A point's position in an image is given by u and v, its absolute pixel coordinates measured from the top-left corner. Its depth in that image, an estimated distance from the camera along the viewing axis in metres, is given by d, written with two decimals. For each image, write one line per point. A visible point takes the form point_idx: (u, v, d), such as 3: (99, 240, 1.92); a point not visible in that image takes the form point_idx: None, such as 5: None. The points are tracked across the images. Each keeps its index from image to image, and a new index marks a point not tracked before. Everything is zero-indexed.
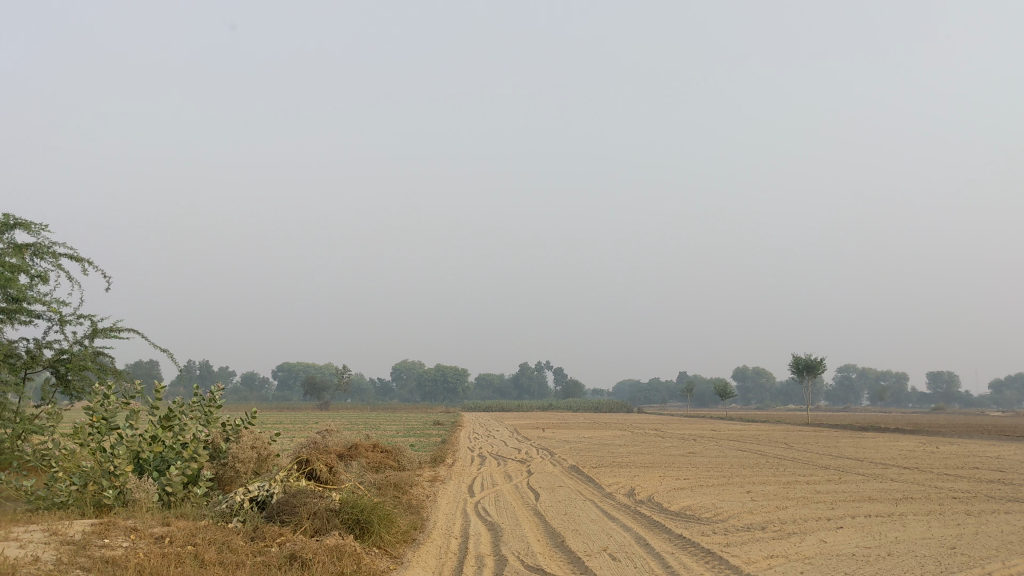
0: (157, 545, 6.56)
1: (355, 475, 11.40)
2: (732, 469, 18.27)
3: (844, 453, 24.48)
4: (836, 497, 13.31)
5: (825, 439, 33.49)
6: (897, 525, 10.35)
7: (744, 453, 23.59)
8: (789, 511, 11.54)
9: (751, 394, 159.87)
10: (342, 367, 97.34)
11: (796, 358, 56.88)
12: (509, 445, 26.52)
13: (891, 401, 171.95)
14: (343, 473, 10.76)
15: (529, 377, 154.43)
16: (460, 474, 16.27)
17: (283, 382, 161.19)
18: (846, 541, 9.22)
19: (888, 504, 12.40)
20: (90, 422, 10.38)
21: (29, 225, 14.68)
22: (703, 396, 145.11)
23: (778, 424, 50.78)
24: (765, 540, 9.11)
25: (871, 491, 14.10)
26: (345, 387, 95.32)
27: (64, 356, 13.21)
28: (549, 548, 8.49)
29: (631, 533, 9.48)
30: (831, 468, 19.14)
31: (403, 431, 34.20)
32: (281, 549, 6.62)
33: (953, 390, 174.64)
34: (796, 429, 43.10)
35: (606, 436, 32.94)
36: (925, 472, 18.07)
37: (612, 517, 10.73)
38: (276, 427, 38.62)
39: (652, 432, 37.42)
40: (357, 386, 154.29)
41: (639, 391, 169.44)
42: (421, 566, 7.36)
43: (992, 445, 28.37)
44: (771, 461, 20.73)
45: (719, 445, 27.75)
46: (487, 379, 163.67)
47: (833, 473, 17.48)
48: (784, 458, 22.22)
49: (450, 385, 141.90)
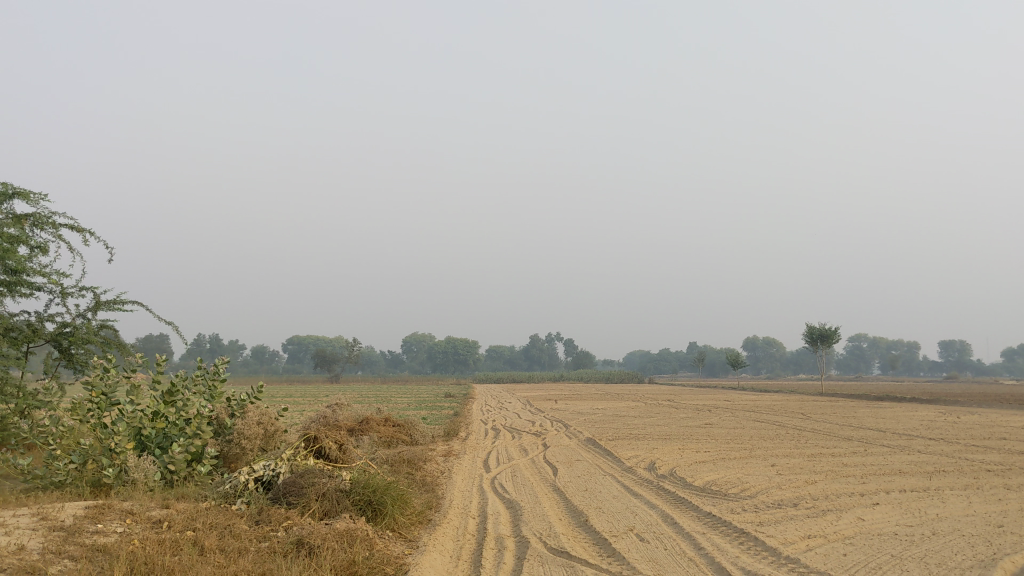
0: (154, 531, 6.10)
1: (366, 451, 10.97)
2: (752, 441, 17.79)
3: (866, 424, 23.95)
4: (866, 470, 12.81)
5: (842, 409, 32.96)
6: (937, 501, 9.84)
7: (762, 425, 23.09)
8: (820, 486, 11.04)
9: (763, 363, 159.49)
10: (353, 338, 97.15)
11: (811, 327, 56.34)
12: (523, 418, 26.14)
13: (903, 370, 171.26)
14: (355, 450, 10.32)
15: (539, 349, 154.22)
16: (474, 447, 15.83)
17: (294, 354, 161.46)
18: (885, 519, 8.71)
19: (921, 478, 11.89)
20: (89, 398, 9.98)
21: (28, 195, 14.21)
22: (714, 366, 144.75)
23: (792, 395, 50.31)
24: (800, 519, 8.60)
25: (901, 464, 13.58)
26: (356, 359, 95.19)
27: (66, 329, 12.76)
28: (572, 528, 7.99)
29: (657, 511, 9.00)
30: (855, 439, 18.64)
31: (414, 404, 33.82)
32: (288, 533, 6.15)
33: (965, 359, 173.84)
34: (811, 400, 42.59)
35: (619, 408, 32.51)
36: (952, 444, 17.56)
37: (635, 493, 10.26)
38: (287, 400, 38.31)
39: (666, 403, 36.98)
40: (368, 358, 154.28)
41: (650, 361, 169.11)
42: (438, 550, 6.88)
43: (1015, 415, 27.78)
44: (792, 433, 20.25)
45: (735, 416, 27.29)
46: (497, 350, 163.59)
47: (858, 445, 16.98)
48: (804, 429, 21.73)
49: (461, 357, 141.78)
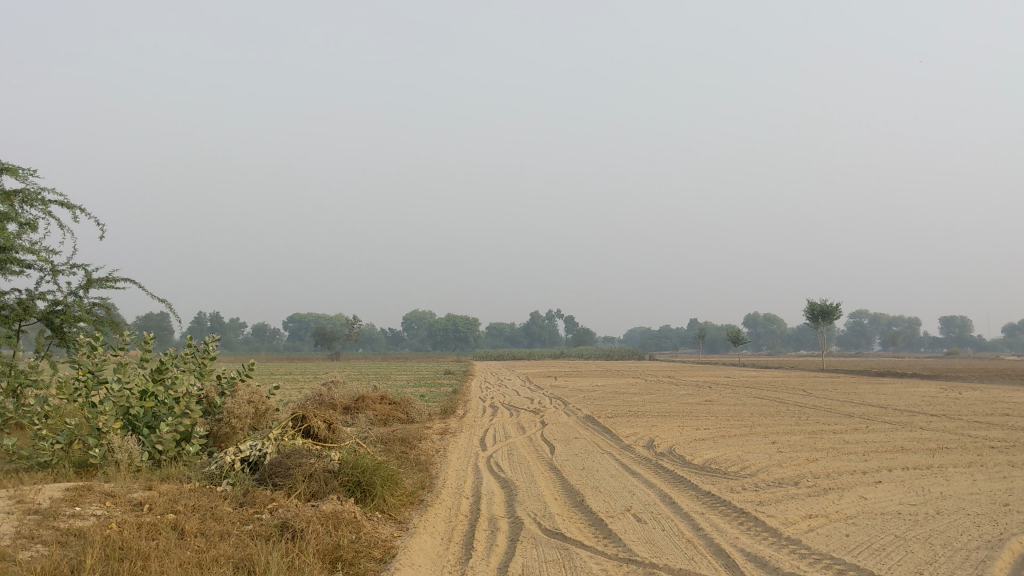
0: (134, 513, 5.90)
1: (359, 430, 10.78)
2: (753, 418, 17.60)
3: (867, 400, 23.79)
4: (867, 448, 12.62)
5: (843, 386, 32.79)
6: (940, 479, 9.65)
7: (763, 401, 22.92)
8: (821, 464, 10.85)
9: (763, 339, 159.52)
10: (354, 316, 97.09)
11: (811, 302, 56.14)
12: (522, 395, 25.95)
13: (904, 346, 171.21)
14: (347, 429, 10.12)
15: (539, 326, 154.15)
16: (471, 425, 15.66)
17: (295, 332, 161.47)
18: (888, 497, 8.52)
19: (924, 455, 11.69)
20: (76, 376, 9.76)
21: (16, 170, 13.95)
22: (715, 342, 144.70)
23: (792, 371, 50.18)
24: (801, 498, 8.40)
25: (903, 442, 13.39)
26: (356, 337, 95.13)
27: (57, 307, 12.51)
28: (567, 509, 7.80)
29: (655, 491, 8.80)
30: (856, 415, 18.46)
31: (414, 381, 33.71)
32: (273, 516, 5.96)
33: (966, 335, 173.75)
34: (812, 375, 42.43)
35: (619, 384, 32.34)
36: (954, 420, 17.37)
37: (633, 472, 10.07)
38: (286, 378, 38.15)
39: (666, 380, 36.88)
40: (368, 336, 154.31)
41: (650, 338, 169.12)
42: (429, 531, 6.69)
43: (1017, 391, 27.61)
44: (792, 409, 20.07)
45: (735, 393, 27.13)
46: (498, 327, 163.50)
47: (859, 422, 16.78)
48: (805, 405, 21.56)
49: (461, 334, 141.70)
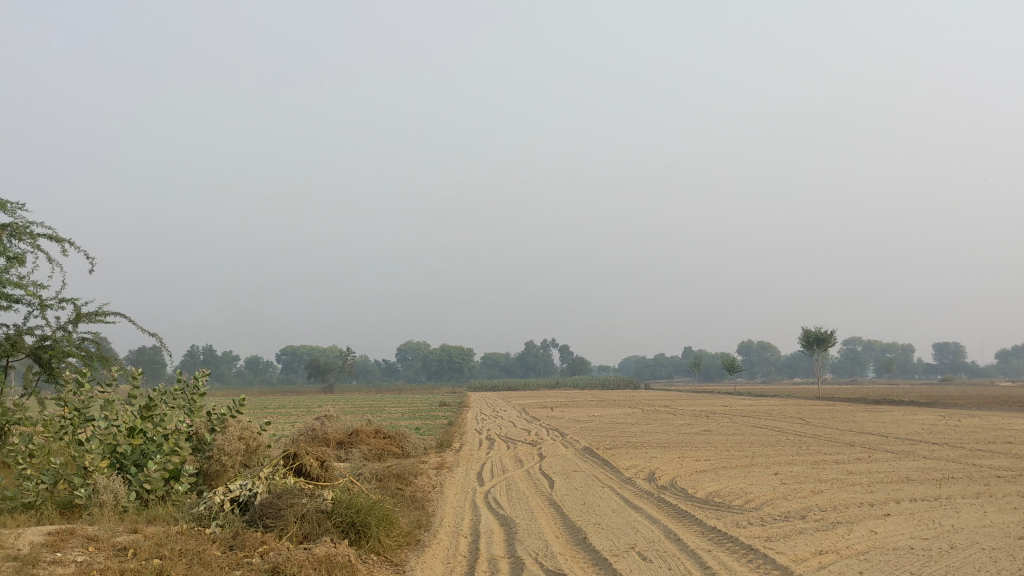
0: (117, 559, 5.64)
1: (353, 466, 10.53)
2: (753, 448, 17.37)
3: (866, 428, 23.56)
4: (872, 478, 12.38)
5: (841, 413, 32.56)
6: (950, 511, 9.42)
7: (762, 431, 22.66)
8: (827, 496, 10.61)
9: (758, 367, 159.30)
10: (347, 348, 96.64)
11: (806, 330, 56.04)
12: (518, 427, 25.64)
13: (898, 373, 171.11)
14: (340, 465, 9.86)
15: (534, 356, 153.70)
16: (467, 459, 15.38)
17: (288, 365, 160.74)
18: (898, 531, 8.28)
19: (931, 486, 11.46)
20: (61, 414, 9.49)
21: (5, 204, 13.74)
22: (710, 371, 144.41)
23: (789, 400, 49.93)
24: (810, 532, 8.16)
25: (908, 472, 13.16)
26: (350, 369, 94.66)
27: (45, 342, 12.25)
28: (569, 547, 7.55)
29: (659, 527, 8.55)
30: (857, 444, 18.23)
31: (409, 414, 33.42)
32: (264, 560, 5.71)
33: (960, 361, 173.80)
34: (809, 403, 42.21)
35: (616, 415, 32.07)
36: (957, 448, 17.14)
37: (635, 507, 9.81)
38: (280, 411, 37.78)
39: (663, 409, 36.64)
40: (362, 368, 153.70)
41: (645, 367, 168.78)
42: (426, 572, 6.45)
43: (1017, 417, 27.42)
44: (792, 439, 19.82)
45: (733, 422, 26.89)
46: (492, 358, 163.04)
47: (861, 451, 16.55)
48: (805, 435, 21.32)
49: (455, 366, 141.15)
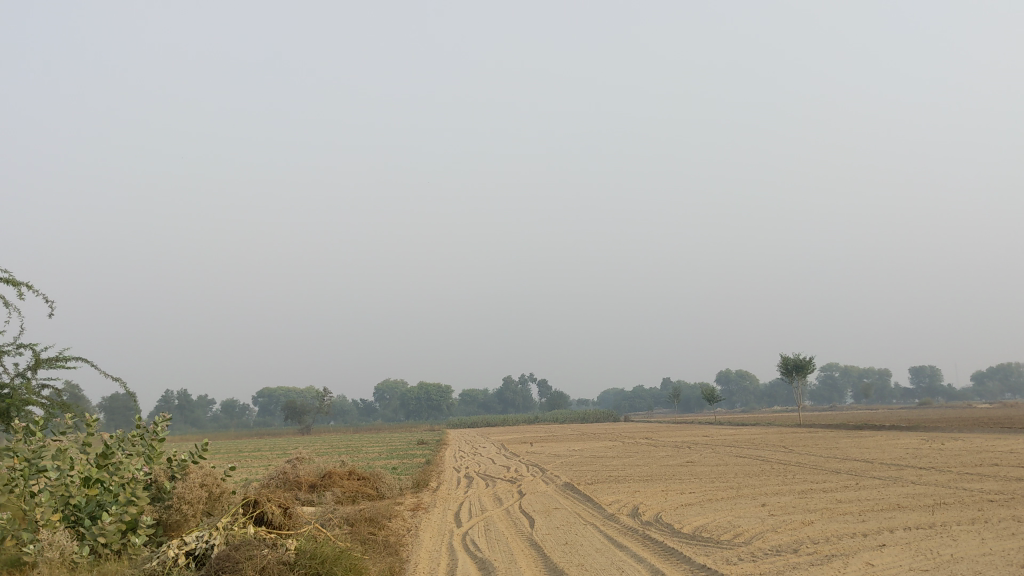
0: None
1: (322, 512, 10.05)
2: (737, 478, 17.01)
3: (850, 455, 23.27)
4: (861, 507, 12.03)
5: (824, 440, 32.29)
6: (947, 539, 9.08)
7: (745, 460, 22.30)
8: (818, 527, 10.24)
9: (737, 396, 159.39)
10: (324, 388, 95.63)
11: (785, 358, 55.91)
12: (497, 463, 25.12)
13: (877, 398, 171.65)
14: (308, 511, 9.38)
15: (513, 392, 152.82)
16: (445, 499, 14.88)
17: (265, 407, 158.90)
18: (897, 563, 7.92)
19: (924, 513, 11.12)
20: (11, 465, 8.93)
21: None
22: (690, 401, 144.21)
23: (770, 428, 49.63)
24: (805, 567, 7.76)
25: (898, 498, 12.83)
26: (328, 410, 93.58)
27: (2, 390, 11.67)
28: None
29: (645, 567, 8.12)
30: (843, 472, 17.90)
31: (386, 454, 32.81)
32: None
33: (936, 384, 174.83)
34: (791, 431, 41.97)
35: (596, 449, 31.65)
36: (944, 473, 16.86)
37: (620, 545, 9.38)
38: (254, 455, 36.89)
39: (643, 441, 36.25)
40: (339, 408, 152.16)
41: (625, 399, 168.32)
42: None
43: (1000, 438, 27.26)
44: (777, 468, 19.48)
45: (715, 452, 26.49)
46: (471, 394, 162.05)
47: (848, 479, 16.22)
48: (789, 463, 20.98)
49: (434, 403, 140.07)
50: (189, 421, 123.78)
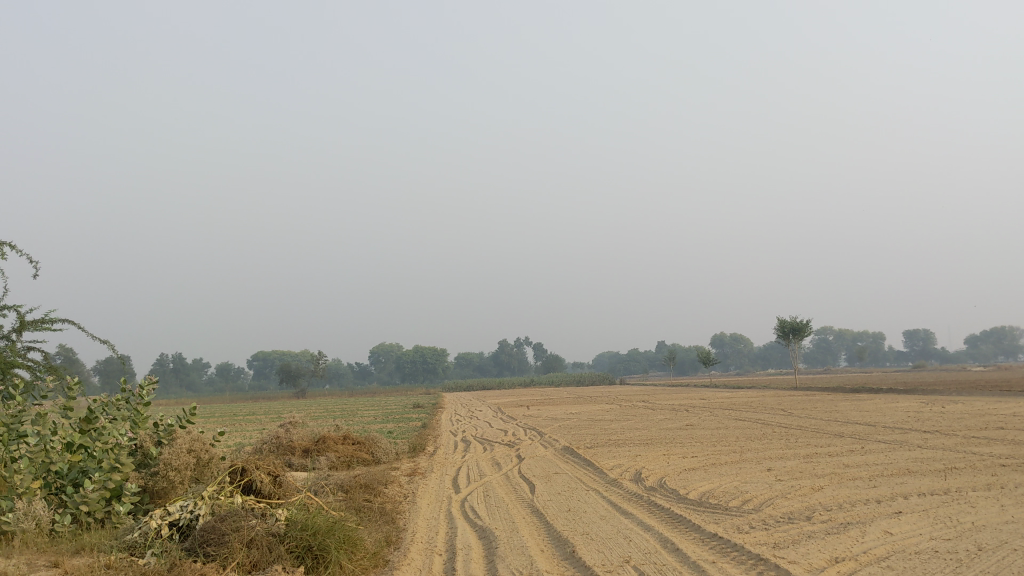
0: None
1: (314, 479, 9.66)
2: (739, 442, 16.70)
3: (850, 418, 22.98)
4: (871, 472, 11.69)
5: (822, 404, 31.97)
6: (964, 506, 8.74)
7: (745, 424, 22.00)
8: (828, 493, 9.90)
9: (731, 359, 159.75)
10: (318, 351, 95.29)
11: (782, 320, 55.60)
12: (494, 427, 24.79)
13: (871, 361, 172.09)
14: (299, 478, 8.99)
15: (508, 354, 152.81)
16: (442, 464, 14.52)
17: (260, 370, 158.74)
18: (917, 532, 7.56)
19: (936, 478, 10.79)
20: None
21: None
22: (685, 364, 144.36)
23: (767, 390, 49.45)
24: (822, 537, 7.39)
25: (907, 463, 12.51)
26: (322, 373, 93.40)
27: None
28: (555, 563, 6.73)
29: (654, 536, 7.74)
30: (847, 435, 17.59)
31: (380, 416, 32.50)
32: None
33: (930, 348, 175.27)
34: (788, 394, 41.74)
35: (593, 412, 31.38)
36: (950, 436, 16.54)
37: (625, 512, 9.02)
38: (248, 418, 36.51)
39: (640, 404, 35.94)
40: (334, 371, 152.11)
41: (619, 362, 168.56)
42: None
43: (1002, 401, 26.98)
44: (778, 431, 19.17)
45: (714, 415, 26.22)
46: (466, 358, 162.11)
47: (853, 442, 15.91)
48: (790, 426, 20.68)
49: (429, 366, 140.00)
50: (184, 384, 123.71)
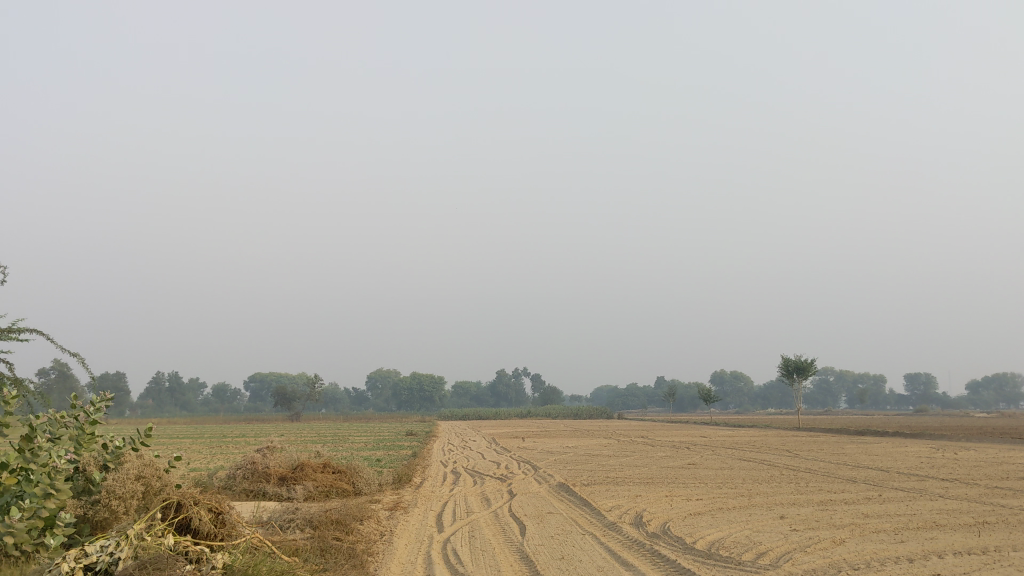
0: None
1: (278, 520, 8.72)
2: (746, 485, 15.67)
3: (860, 461, 21.93)
4: (895, 524, 10.67)
5: (829, 445, 30.85)
6: (1009, 570, 7.74)
7: (751, 464, 20.94)
8: (852, 548, 8.89)
9: (731, 398, 158.27)
10: (315, 376, 94.15)
11: (785, 358, 54.61)
12: (487, 458, 23.72)
13: (872, 403, 170.53)
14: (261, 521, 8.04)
15: (506, 385, 151.52)
16: (428, 498, 13.52)
17: (256, 392, 157.56)
18: None
19: (969, 535, 9.79)
20: None
21: None
22: (684, 402, 143.12)
23: (769, 428, 48.44)
24: None
25: (933, 515, 11.49)
26: (317, 397, 92.17)
27: None
28: None
29: None
30: (860, 481, 16.58)
31: (372, 444, 31.47)
32: None
33: (932, 392, 173.75)
34: (792, 434, 40.63)
35: (591, 446, 30.26)
36: (970, 485, 15.50)
37: (625, 563, 8.03)
38: (234, 441, 35.44)
39: (639, 440, 34.78)
40: (330, 396, 150.68)
41: (618, 396, 167.27)
42: None
43: (1015, 449, 25.85)
44: (786, 473, 18.13)
45: (716, 454, 25.16)
46: (464, 387, 160.89)
47: (869, 489, 14.90)
48: (799, 469, 19.62)
49: (426, 394, 138.67)
50: (178, 404, 122.48)
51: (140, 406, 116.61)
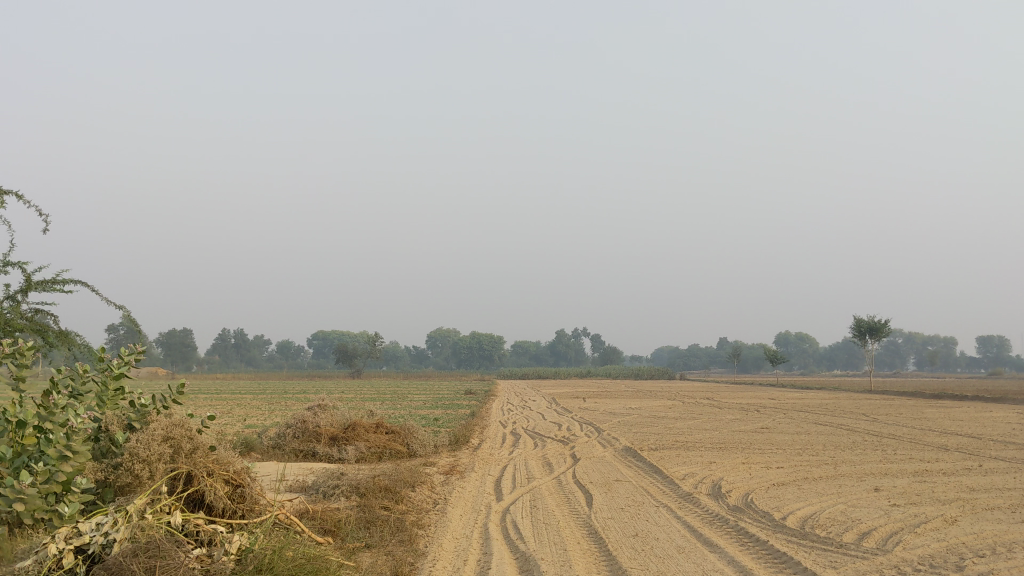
0: None
1: (320, 494, 7.89)
2: (829, 452, 14.49)
3: (945, 428, 20.52)
4: (1008, 500, 9.47)
5: (907, 409, 29.36)
6: None
7: (828, 429, 19.66)
8: (969, 529, 7.76)
9: (796, 359, 155.36)
10: (375, 335, 94.34)
11: (858, 319, 52.67)
12: (548, 420, 22.74)
13: (942, 366, 165.99)
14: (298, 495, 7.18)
15: (566, 344, 150.66)
16: (486, 462, 12.65)
17: (319, 349, 159.39)
18: None
19: None
20: None
21: None
22: (747, 363, 140.82)
23: (841, 392, 46.70)
24: None
25: None
26: (378, 355, 92.42)
27: None
28: None
29: None
30: (953, 449, 15.26)
31: (432, 402, 30.82)
32: None
33: (1005, 355, 168.57)
34: (864, 398, 39.06)
35: (655, 408, 29.23)
36: None
37: (709, 544, 7.02)
38: (294, 398, 35.16)
39: (703, 402, 33.55)
40: (391, 353, 151.74)
41: (679, 357, 165.43)
42: None
43: None
44: (870, 440, 16.85)
45: (789, 418, 23.85)
46: (524, 346, 160.55)
47: (965, 458, 13.61)
48: (881, 435, 18.28)
49: (486, 352, 138.45)
50: (243, 360, 124.42)
51: (206, 361, 118.65)
